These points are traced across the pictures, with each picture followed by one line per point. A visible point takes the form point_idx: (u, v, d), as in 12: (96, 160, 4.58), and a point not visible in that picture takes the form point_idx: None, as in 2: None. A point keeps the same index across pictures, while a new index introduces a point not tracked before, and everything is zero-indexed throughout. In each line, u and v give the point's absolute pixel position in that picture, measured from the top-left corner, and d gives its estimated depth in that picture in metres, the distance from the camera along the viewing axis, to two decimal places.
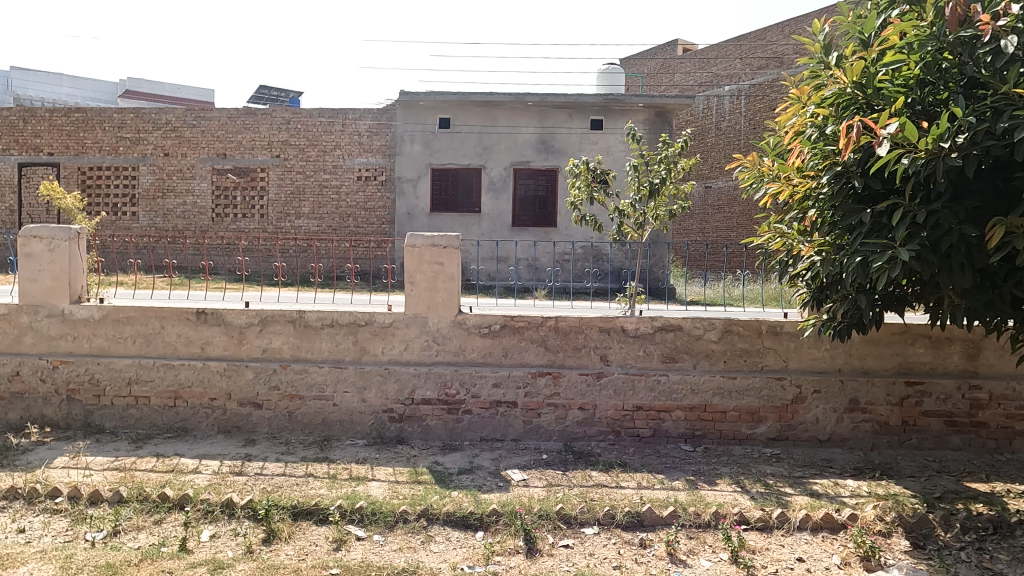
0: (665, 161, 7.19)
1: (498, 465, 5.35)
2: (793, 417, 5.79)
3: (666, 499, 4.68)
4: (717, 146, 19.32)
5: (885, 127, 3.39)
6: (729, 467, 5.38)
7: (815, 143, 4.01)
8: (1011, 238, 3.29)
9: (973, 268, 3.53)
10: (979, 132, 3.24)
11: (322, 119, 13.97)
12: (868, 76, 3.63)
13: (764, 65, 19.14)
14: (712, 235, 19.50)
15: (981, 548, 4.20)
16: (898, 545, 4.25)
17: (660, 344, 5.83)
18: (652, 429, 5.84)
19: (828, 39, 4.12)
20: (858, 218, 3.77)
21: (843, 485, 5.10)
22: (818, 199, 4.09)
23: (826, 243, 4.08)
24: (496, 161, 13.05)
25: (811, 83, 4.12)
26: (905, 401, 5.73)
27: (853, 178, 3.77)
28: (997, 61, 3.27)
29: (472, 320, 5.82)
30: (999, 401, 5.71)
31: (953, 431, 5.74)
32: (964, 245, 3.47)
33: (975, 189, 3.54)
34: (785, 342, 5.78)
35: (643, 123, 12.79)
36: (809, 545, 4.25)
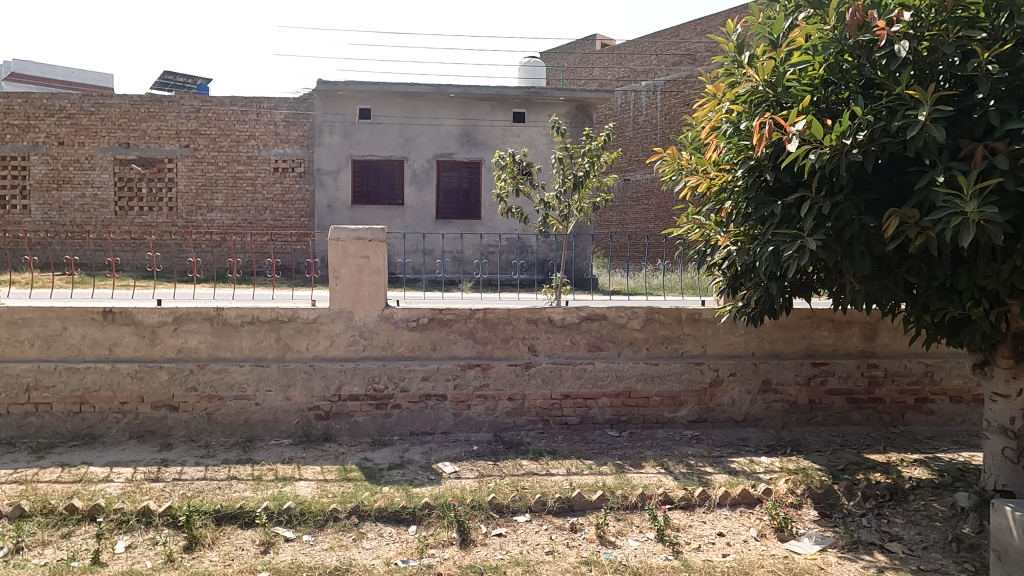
0: (589, 154, 7.34)
1: (428, 458, 5.34)
2: (711, 399, 6.07)
3: (595, 484, 4.83)
4: (635, 139, 19.90)
5: (794, 123, 3.60)
6: (653, 450, 5.59)
7: (730, 138, 4.18)
8: (904, 228, 3.43)
9: (872, 256, 3.75)
10: (876, 130, 3.43)
11: (234, 107, 13.39)
12: (778, 75, 3.81)
13: (677, 62, 19.84)
14: (632, 226, 20.11)
15: (880, 513, 4.54)
16: (807, 515, 4.55)
17: (586, 333, 5.97)
18: (580, 416, 5.99)
19: (740, 38, 4.30)
20: (770, 209, 3.95)
21: (758, 462, 5.40)
22: (733, 191, 4.27)
23: (740, 234, 4.29)
24: (420, 153, 12.91)
25: (726, 80, 4.29)
26: (812, 380, 6.12)
27: (765, 171, 3.95)
28: (890, 64, 3.45)
29: (399, 313, 5.77)
30: (893, 378, 6.20)
31: (853, 407, 6.18)
32: (864, 234, 3.68)
33: (873, 182, 3.77)
34: (703, 328, 6.05)
35: (565, 116, 13.00)
36: (729, 520, 4.48)
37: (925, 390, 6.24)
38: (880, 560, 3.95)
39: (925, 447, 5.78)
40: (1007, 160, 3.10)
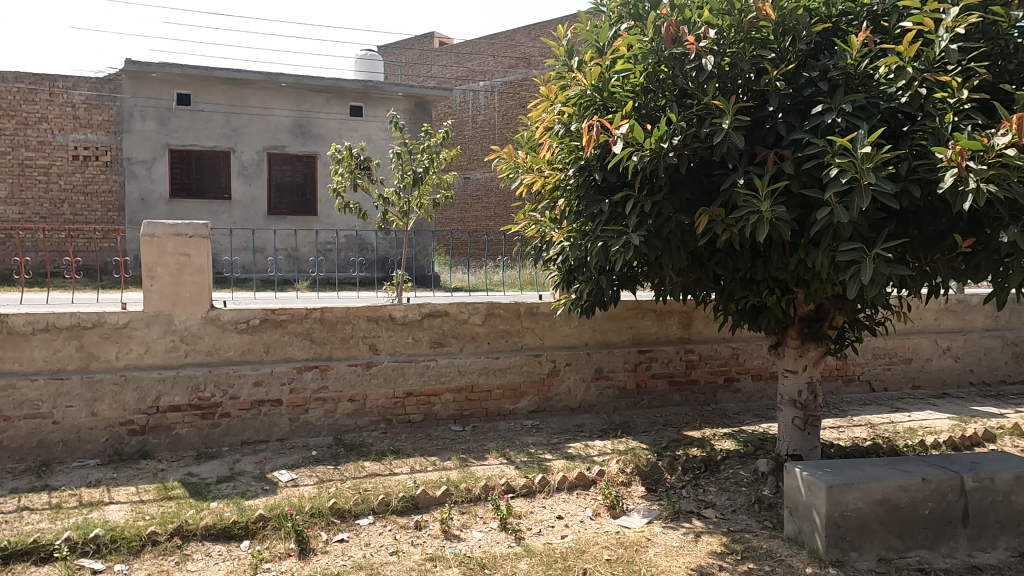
0: (428, 151, 7.31)
1: (262, 468, 5.03)
2: (549, 389, 6.34)
3: (438, 480, 4.84)
4: (474, 138, 20.23)
5: (619, 126, 3.79)
6: (495, 442, 5.72)
7: (562, 138, 4.33)
8: (712, 226, 3.71)
9: (687, 250, 4.07)
10: (688, 136, 3.67)
11: (21, 85, 11.66)
12: (604, 80, 4.03)
13: (513, 65, 20.47)
14: (472, 224, 20.43)
15: (697, 484, 5.01)
16: (636, 491, 4.90)
17: (427, 330, 5.96)
18: (423, 413, 5.96)
19: (570, 44, 4.48)
20: (598, 207, 4.16)
21: (592, 446, 5.73)
22: (566, 190, 4.45)
23: (573, 230, 4.49)
24: (248, 144, 12.09)
25: (558, 83, 4.45)
26: (638, 366, 6.62)
27: (593, 171, 4.15)
28: (699, 76, 3.68)
29: (226, 315, 5.37)
30: (706, 361, 6.87)
31: (673, 389, 6.76)
32: (679, 231, 3.98)
33: (686, 184, 4.07)
34: (541, 321, 6.30)
35: (403, 112, 12.88)
36: (567, 503, 4.70)
37: (732, 370, 6.98)
38: (697, 526, 4.36)
39: (732, 422, 6.47)
40: (793, 166, 3.43)
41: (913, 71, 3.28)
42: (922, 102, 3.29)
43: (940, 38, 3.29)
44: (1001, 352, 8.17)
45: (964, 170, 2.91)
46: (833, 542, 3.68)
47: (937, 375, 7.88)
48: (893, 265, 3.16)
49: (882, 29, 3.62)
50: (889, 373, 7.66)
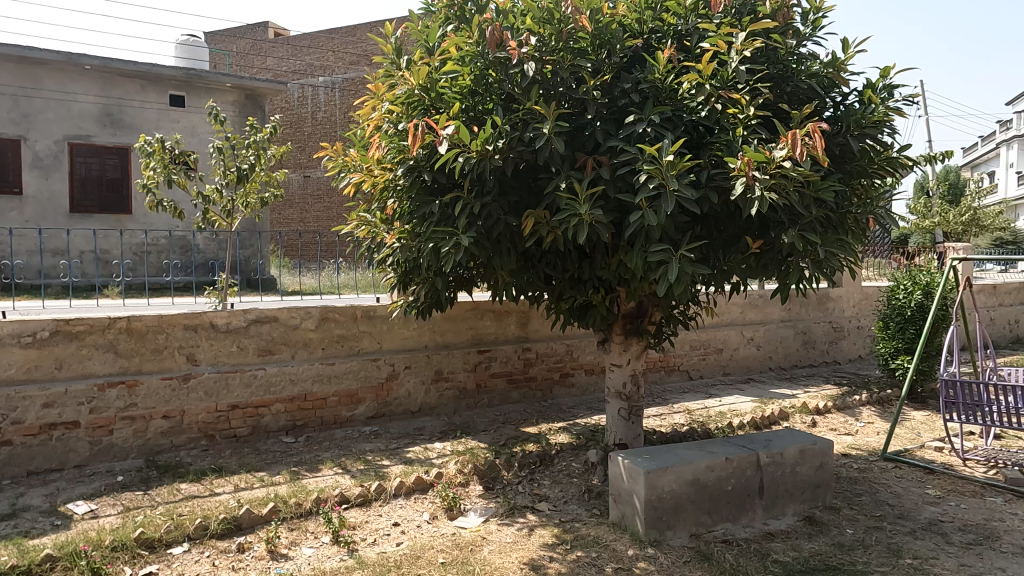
0: (254, 146, 6.84)
1: (54, 501, 4.41)
2: (388, 394, 6.21)
3: (265, 497, 4.54)
4: (314, 135, 19.43)
5: (445, 127, 3.74)
6: (331, 452, 5.49)
7: (391, 138, 4.22)
8: (538, 228, 3.78)
9: (517, 252, 4.15)
10: (513, 139, 3.71)
11: None
12: (432, 81, 3.99)
13: (355, 62, 19.95)
14: (313, 224, 19.60)
15: (532, 478, 5.15)
16: (474, 491, 4.93)
17: (254, 337, 5.59)
18: (251, 426, 5.57)
19: (399, 42, 4.40)
20: (429, 208, 4.11)
21: (432, 448, 5.69)
22: (396, 190, 4.34)
23: (405, 231, 4.41)
24: (42, 132, 10.62)
25: (386, 81, 4.35)
26: (477, 366, 6.69)
27: (423, 172, 4.08)
28: (522, 82, 3.75)
29: (6, 328, 4.66)
30: (543, 358, 7.10)
31: (512, 387, 6.92)
32: (509, 233, 4.03)
33: (515, 187, 4.12)
34: (378, 325, 6.17)
35: (232, 104, 12.03)
36: (403, 509, 4.62)
37: (567, 366, 7.29)
38: (532, 519, 4.48)
39: (567, 416, 6.74)
40: (609, 172, 3.62)
41: (710, 87, 3.61)
42: (718, 117, 3.60)
43: (731, 60, 3.62)
44: (793, 340, 9.30)
45: (751, 179, 3.23)
46: (650, 524, 3.94)
47: (743, 363, 8.79)
48: (695, 265, 3.43)
49: (684, 48, 3.94)
50: (703, 362, 8.42)
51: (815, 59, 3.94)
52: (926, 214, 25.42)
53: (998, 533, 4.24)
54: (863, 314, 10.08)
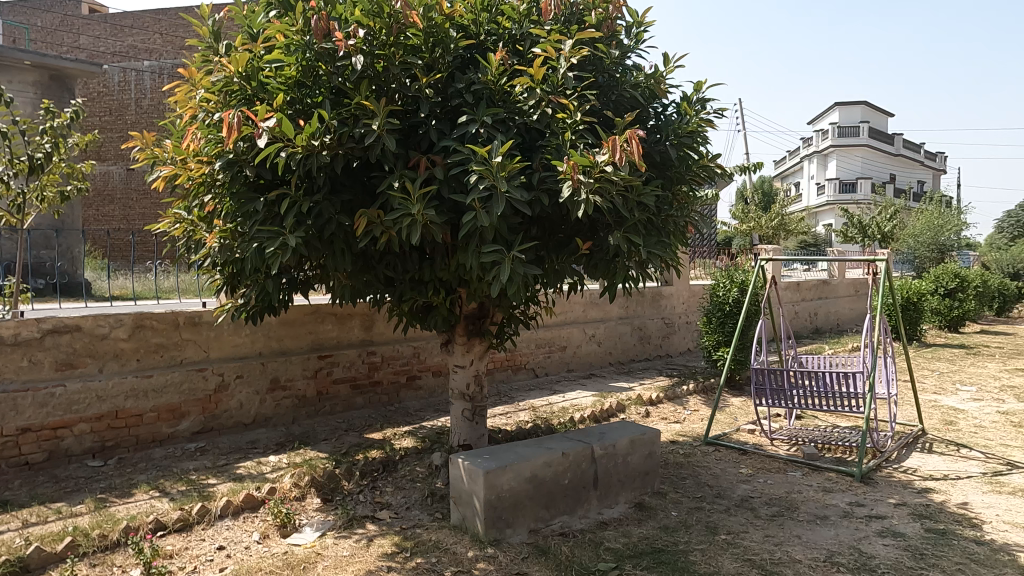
0: (50, 134, 5.97)
1: None
2: (216, 407, 5.74)
3: (62, 531, 3.99)
4: (139, 124, 17.65)
5: (265, 119, 3.51)
6: (147, 474, 4.95)
7: (207, 128, 3.89)
8: (372, 228, 3.64)
9: (352, 253, 3.98)
10: (341, 135, 3.55)
11: None
12: (253, 69, 3.72)
13: (187, 47, 18.41)
14: (138, 222, 17.78)
15: (374, 487, 4.97)
16: (311, 504, 4.67)
17: (51, 350, 4.93)
18: (47, 452, 4.89)
19: (217, 25, 4.07)
20: (253, 206, 3.82)
21: (265, 462, 5.33)
22: (215, 185, 4.01)
23: (227, 230, 4.08)
24: None
25: (202, 66, 4.02)
26: (318, 373, 6.38)
27: (245, 166, 3.78)
28: (351, 76, 3.61)
29: None
30: (388, 361, 6.93)
31: (356, 393, 6.68)
32: (341, 233, 3.86)
33: (347, 185, 3.94)
34: (204, 332, 5.70)
35: (31, 86, 10.59)
36: (230, 531, 4.26)
37: (413, 369, 7.17)
38: (371, 530, 4.31)
39: (413, 419, 6.62)
40: (443, 172, 3.59)
41: (541, 92, 3.70)
42: (548, 121, 3.70)
43: (560, 65, 3.73)
44: (630, 336, 9.87)
45: (577, 183, 3.35)
46: (490, 523, 3.96)
47: (585, 359, 9.17)
48: (527, 266, 3.49)
49: (518, 52, 4.02)
50: (548, 360, 8.68)
51: (638, 70, 4.18)
52: (744, 219, 28.22)
53: (797, 504, 4.75)
54: (691, 311, 10.94)
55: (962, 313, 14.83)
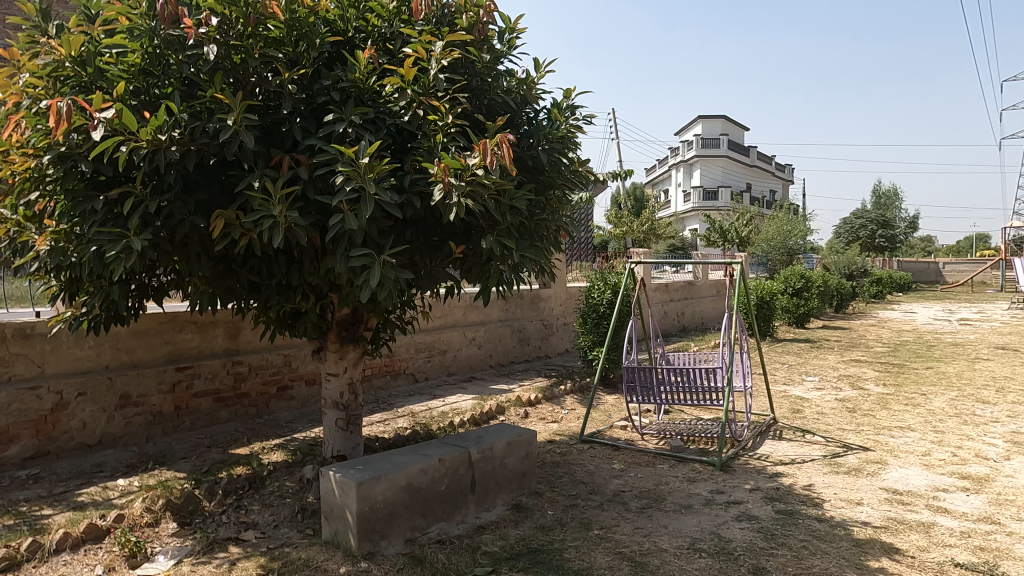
0: None
1: None
2: (54, 428, 5.16)
3: None
4: None
5: (102, 110, 3.20)
6: None
7: (34, 118, 3.49)
8: (230, 230, 3.40)
9: (209, 257, 3.71)
10: (193, 130, 3.30)
11: None
12: (88, 54, 3.39)
13: None
14: None
15: (239, 506, 4.64)
16: (166, 530, 4.28)
17: None
18: None
19: (46, 4, 3.67)
20: (91, 205, 3.45)
21: (113, 487, 4.84)
22: (45, 182, 3.60)
23: (61, 232, 3.67)
24: None
25: (27, 47, 3.60)
26: (176, 387, 5.91)
27: (80, 161, 3.41)
28: (203, 67, 3.37)
29: None
30: (256, 371, 6.54)
31: (220, 406, 6.24)
32: (196, 235, 3.58)
33: (203, 184, 3.67)
34: (38, 345, 5.11)
35: None
36: (68, 566, 3.81)
37: (284, 378, 6.81)
38: (235, 553, 4.02)
39: (285, 431, 6.28)
40: (307, 172, 3.43)
41: (411, 93, 3.64)
42: (419, 122, 3.65)
43: (430, 67, 3.68)
44: (509, 338, 9.98)
45: (448, 186, 3.32)
46: (364, 537, 3.81)
47: (465, 362, 9.16)
48: (398, 270, 3.41)
49: (388, 52, 3.92)
50: (428, 364, 8.58)
51: (511, 75, 4.22)
52: (618, 223, 29.51)
53: (664, 495, 4.99)
54: (568, 312, 11.24)
55: (807, 310, 16.36)
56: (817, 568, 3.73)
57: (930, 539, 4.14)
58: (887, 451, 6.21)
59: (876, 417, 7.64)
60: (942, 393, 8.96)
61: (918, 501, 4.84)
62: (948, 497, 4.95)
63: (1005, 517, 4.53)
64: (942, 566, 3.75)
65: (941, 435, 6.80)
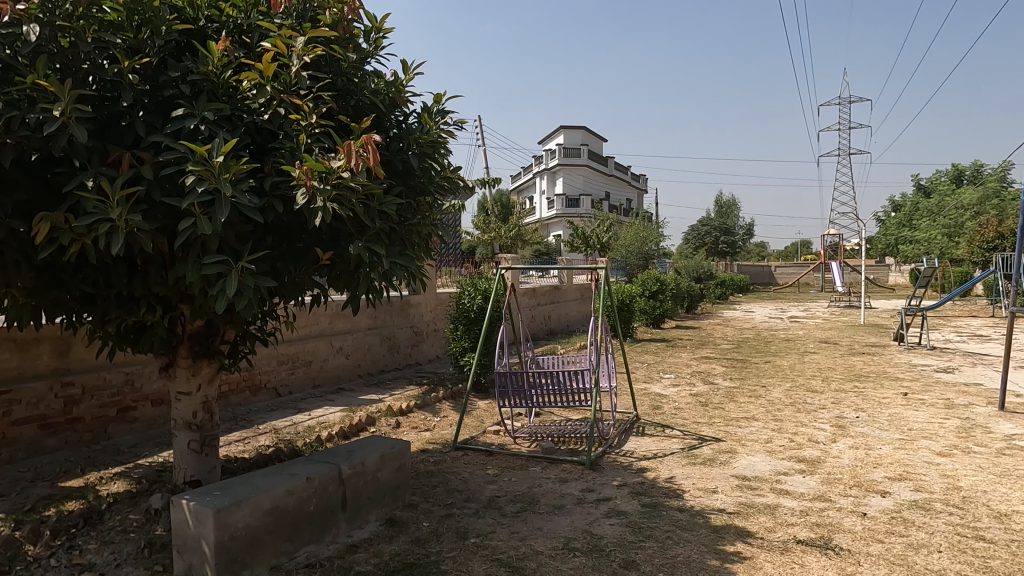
0: None
1: None
2: None
3: None
4: None
5: None
6: None
7: None
8: (57, 235, 2.99)
9: (30, 265, 3.25)
10: (10, 120, 2.89)
11: None
12: None
13: None
14: None
15: (71, 546, 4.09)
16: None
17: None
18: None
19: None
20: None
21: None
22: None
23: None
24: None
25: None
26: None
27: None
28: (23, 49, 2.97)
29: None
30: (91, 393, 5.86)
31: (47, 433, 5.51)
32: (14, 241, 3.13)
33: (23, 183, 3.22)
34: None
35: None
36: None
37: (126, 399, 6.16)
38: None
39: (126, 457, 5.66)
40: (152, 171, 3.11)
41: (271, 90, 3.42)
42: (280, 122, 3.44)
43: (292, 63, 3.48)
44: (379, 347, 9.72)
45: (311, 189, 3.15)
46: (223, 568, 3.50)
47: (332, 373, 8.79)
48: (258, 277, 3.18)
49: (244, 45, 3.67)
50: (292, 377, 8.14)
51: (379, 77, 4.10)
52: (487, 229, 29.84)
53: (538, 497, 5.06)
54: (438, 318, 11.16)
55: (663, 311, 17.44)
56: (680, 556, 3.94)
57: (775, 520, 4.53)
58: (736, 441, 6.74)
59: (725, 409, 8.27)
60: (779, 385, 9.90)
61: (764, 486, 5.28)
62: (788, 480, 5.46)
63: (835, 494, 5.06)
64: (786, 544, 4.11)
65: (780, 423, 7.49)
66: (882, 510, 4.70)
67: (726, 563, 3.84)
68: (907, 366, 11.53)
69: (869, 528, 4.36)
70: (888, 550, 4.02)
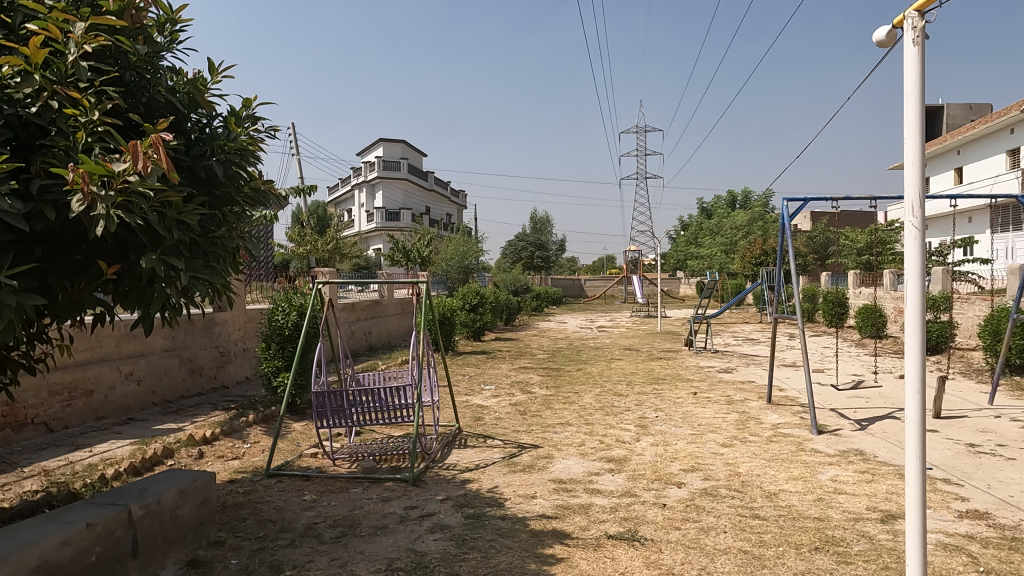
0: None
1: None
2: None
3: None
4: None
5: None
6: None
7: None
8: None
9: None
10: None
11: None
12: None
13: None
14: None
15: None
16: None
17: None
18: None
19: None
20: None
21: None
22: None
23: None
24: None
25: None
26: None
27: None
28: None
29: None
30: None
31: None
32: None
33: None
34: None
35: None
36: None
37: None
38: None
39: None
40: None
41: (41, 79, 2.97)
42: (52, 117, 3.00)
43: (68, 51, 3.06)
44: (177, 370, 8.80)
45: (90, 195, 2.77)
46: None
47: (120, 403, 7.79)
48: (22, 294, 2.72)
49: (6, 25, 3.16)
50: (67, 411, 7.08)
51: (176, 74, 3.75)
52: (301, 242, 28.43)
53: (359, 520, 4.89)
54: (247, 337, 10.40)
55: (483, 324, 17.85)
56: (502, 564, 4.03)
57: (589, 518, 4.81)
58: (552, 446, 7.08)
59: (542, 417, 8.65)
60: (589, 390, 10.58)
61: (578, 487, 5.59)
62: (599, 479, 5.83)
63: (639, 489, 5.51)
64: (599, 540, 4.38)
65: (591, 426, 8.00)
66: (679, 500, 5.20)
67: (545, 565, 3.99)
68: (696, 368, 12.94)
69: (669, 517, 4.80)
70: (684, 536, 4.44)
